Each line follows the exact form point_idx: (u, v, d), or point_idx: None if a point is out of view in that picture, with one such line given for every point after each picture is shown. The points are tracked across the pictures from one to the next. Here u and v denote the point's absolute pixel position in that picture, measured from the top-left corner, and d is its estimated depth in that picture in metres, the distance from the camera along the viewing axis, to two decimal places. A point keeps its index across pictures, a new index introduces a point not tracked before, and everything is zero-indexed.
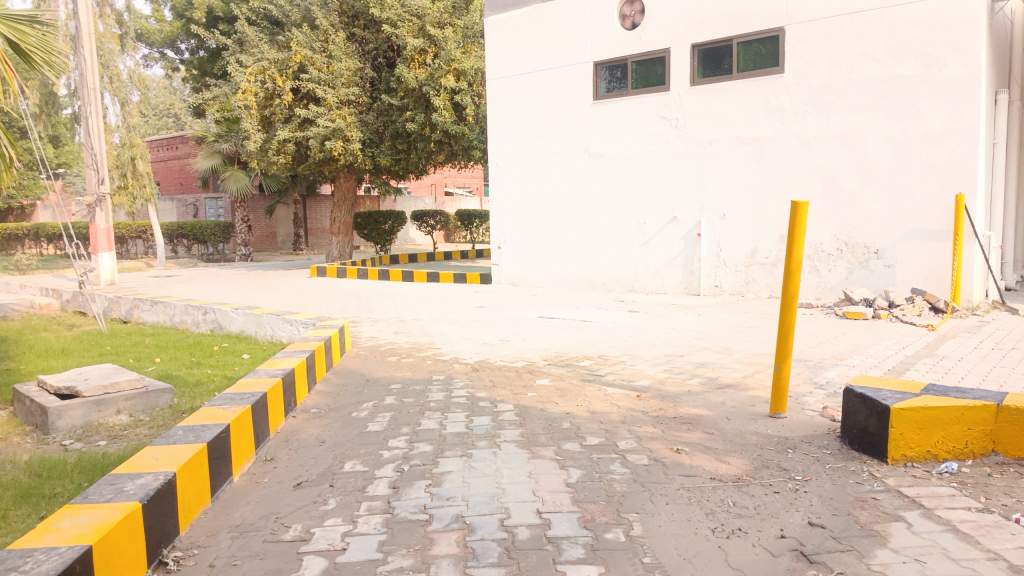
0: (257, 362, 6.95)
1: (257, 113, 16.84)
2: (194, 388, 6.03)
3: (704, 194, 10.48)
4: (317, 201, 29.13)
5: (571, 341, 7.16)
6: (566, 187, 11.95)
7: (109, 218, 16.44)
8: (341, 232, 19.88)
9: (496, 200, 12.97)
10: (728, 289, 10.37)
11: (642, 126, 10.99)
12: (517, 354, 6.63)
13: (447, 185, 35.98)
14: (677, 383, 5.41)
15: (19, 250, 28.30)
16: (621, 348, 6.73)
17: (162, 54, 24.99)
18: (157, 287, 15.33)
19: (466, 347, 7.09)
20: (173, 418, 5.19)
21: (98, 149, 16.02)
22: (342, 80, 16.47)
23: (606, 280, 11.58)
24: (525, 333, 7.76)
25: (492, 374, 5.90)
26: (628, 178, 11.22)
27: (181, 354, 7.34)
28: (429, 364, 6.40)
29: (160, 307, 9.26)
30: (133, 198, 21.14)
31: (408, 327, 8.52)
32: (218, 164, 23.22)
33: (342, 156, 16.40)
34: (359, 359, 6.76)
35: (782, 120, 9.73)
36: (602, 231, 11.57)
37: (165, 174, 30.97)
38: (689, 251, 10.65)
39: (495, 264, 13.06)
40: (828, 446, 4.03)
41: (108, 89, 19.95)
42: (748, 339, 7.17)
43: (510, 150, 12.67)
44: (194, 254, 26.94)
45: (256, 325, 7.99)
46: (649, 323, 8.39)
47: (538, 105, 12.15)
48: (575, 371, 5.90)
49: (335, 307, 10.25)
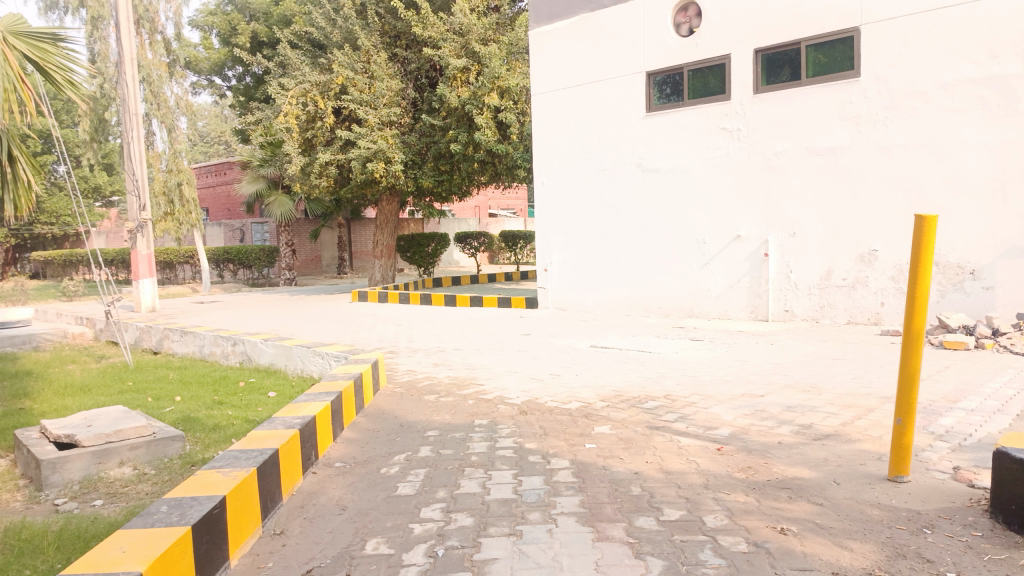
0: (283, 400, 6.31)
1: (299, 136, 16.48)
2: (212, 433, 5.40)
3: (770, 210, 9.60)
4: (361, 224, 28.88)
5: (631, 377, 6.36)
6: (617, 205, 11.18)
7: (150, 244, 16.22)
8: (384, 255, 19.41)
9: (542, 220, 12.24)
10: (800, 315, 9.42)
11: (699, 138, 10.19)
12: (570, 393, 5.85)
13: (491, 207, 35.46)
14: (763, 435, 4.56)
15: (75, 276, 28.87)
16: (689, 387, 5.90)
17: (210, 81, 25.16)
18: (197, 314, 14.99)
19: (512, 384, 6.34)
20: (181, 472, 4.54)
21: (140, 175, 15.89)
22: (383, 100, 16.03)
23: (663, 304, 10.73)
24: (578, 367, 6.99)
25: (543, 419, 5.14)
26: (685, 195, 10.40)
27: (204, 391, 6.74)
28: (470, 405, 5.67)
29: (190, 337, 8.76)
30: (179, 223, 20.95)
31: (448, 359, 7.82)
32: (262, 188, 23.10)
33: (383, 178, 15.88)
34: (394, 398, 6.07)
35: (858, 127, 8.82)
36: (657, 252, 10.74)
37: (213, 200, 31.19)
38: (755, 272, 9.74)
39: (542, 287, 12.31)
40: (978, 525, 3.16)
41: (156, 116, 19.98)
42: (836, 374, 6.25)
43: (557, 167, 11.95)
44: (240, 278, 26.87)
45: (286, 358, 7.38)
46: (717, 355, 7.52)
47: (587, 118, 11.44)
48: (639, 415, 5.11)
49: (373, 337, 9.61)
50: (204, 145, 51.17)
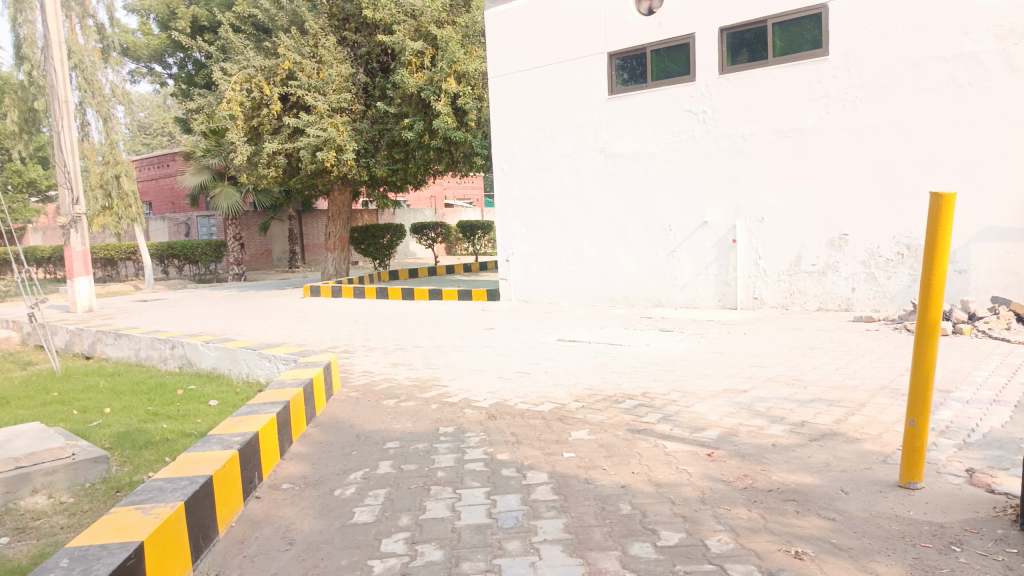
0: (226, 409, 5.73)
1: (244, 124, 15.64)
2: (145, 449, 4.81)
3: (738, 195, 9.30)
4: (313, 216, 27.99)
5: (605, 374, 5.96)
6: (580, 192, 10.77)
7: (84, 240, 15.25)
8: (337, 248, 18.70)
9: (501, 209, 11.77)
10: (769, 303, 9.16)
11: (664, 121, 9.83)
12: (541, 394, 5.42)
13: (447, 197, 34.81)
14: (756, 437, 4.20)
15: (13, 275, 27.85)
16: (668, 383, 5.52)
17: (150, 69, 23.95)
18: (137, 313, 14.14)
19: (477, 385, 5.88)
20: (104, 500, 3.94)
21: (71, 166, 14.89)
22: (333, 86, 15.29)
23: (628, 294, 10.38)
24: (548, 363, 6.56)
25: (514, 425, 4.69)
26: (650, 180, 10.05)
27: (138, 401, 6.10)
28: (433, 411, 5.19)
29: (124, 341, 8.06)
30: (118, 218, 19.89)
31: (407, 358, 7.30)
32: (207, 180, 22.14)
33: (334, 167, 15.18)
34: (349, 404, 5.55)
35: (827, 108, 8.56)
36: (622, 240, 10.37)
37: (156, 193, 29.87)
38: (723, 259, 9.44)
39: (502, 278, 11.86)
40: (1012, 539, 2.81)
41: (91, 104, 18.83)
42: (820, 365, 5.95)
43: (516, 153, 11.48)
44: (186, 274, 25.76)
45: (230, 361, 6.79)
46: (691, 346, 7.17)
47: (546, 102, 10.99)
48: (619, 418, 4.72)
49: (326, 335, 9.03)
50: (146, 137, 49.22)
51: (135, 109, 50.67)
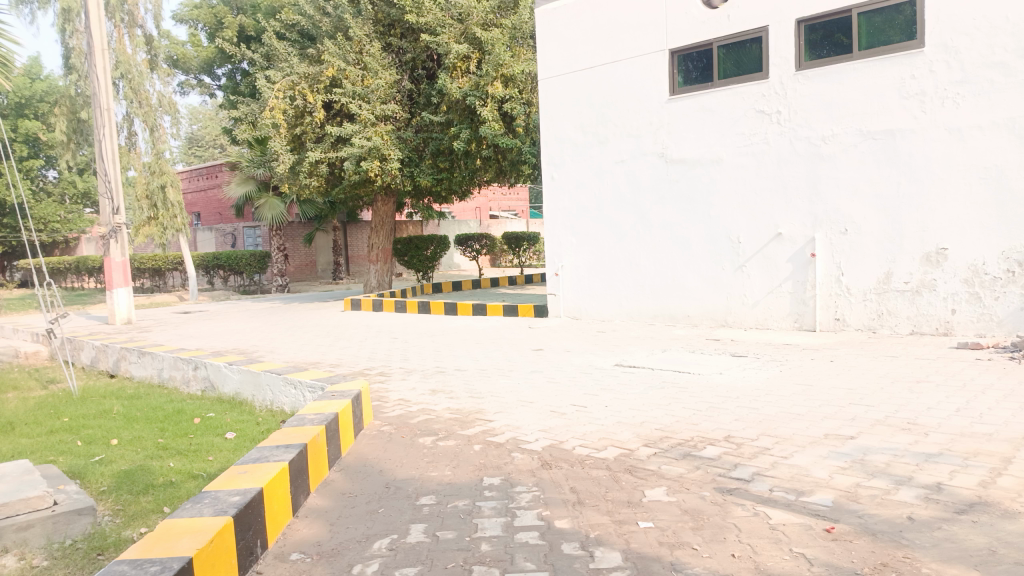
0: (244, 444, 5.04)
1: (287, 132, 15.18)
2: (142, 494, 4.13)
3: (816, 204, 8.35)
4: (357, 227, 27.67)
5: (676, 410, 5.13)
6: (637, 201, 9.94)
7: (124, 251, 14.96)
8: (380, 259, 18.15)
9: (551, 220, 10.99)
10: (853, 325, 8.18)
11: (732, 123, 8.96)
12: (603, 436, 4.61)
13: (492, 208, 34.21)
14: (882, 506, 3.32)
15: (67, 285, 28.38)
16: (754, 425, 4.66)
17: (199, 80, 23.94)
18: (175, 326, 13.75)
19: (528, 420, 5.09)
20: (83, 565, 3.26)
21: (113, 175, 14.66)
22: (377, 94, 14.72)
23: (689, 312, 9.49)
24: (607, 395, 5.74)
25: (573, 478, 3.89)
26: (715, 188, 9.17)
27: (150, 431, 5.47)
28: (477, 453, 4.43)
29: (147, 359, 7.52)
30: (164, 228, 19.61)
31: (448, 384, 6.56)
32: (252, 191, 21.97)
33: (378, 177, 14.61)
34: (380, 442, 4.81)
35: (922, 106, 7.57)
36: (684, 253, 9.49)
37: (204, 204, 29.95)
38: (799, 275, 8.48)
39: (552, 294, 11.08)
40: None
41: (138, 115, 18.72)
42: (937, 404, 4.98)
43: (568, 160, 10.70)
44: (231, 285, 25.60)
45: (253, 386, 6.14)
46: (772, 376, 6.26)
47: (601, 105, 10.20)
48: (702, 472, 3.88)
49: (362, 355, 8.37)
50: (199, 149, 50.07)
51: (187, 121, 51.62)
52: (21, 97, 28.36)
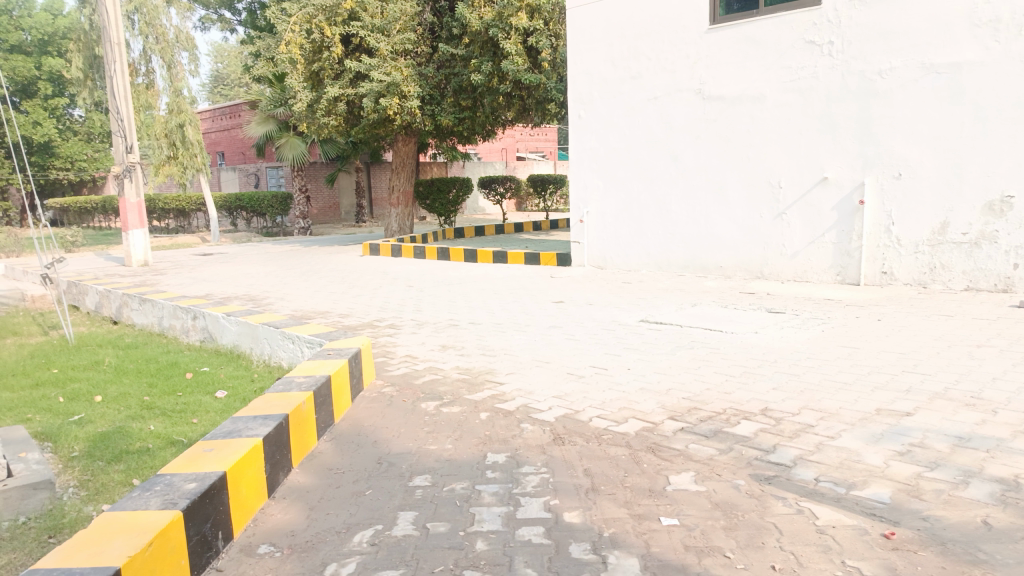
0: (232, 403, 4.66)
1: (304, 68, 14.48)
2: (113, 463, 3.77)
3: (868, 146, 7.61)
4: (380, 168, 27.13)
5: (707, 376, 4.62)
6: (669, 142, 9.24)
7: (139, 191, 14.62)
8: (401, 203, 17.63)
9: (577, 162, 10.33)
10: (902, 280, 7.52)
11: (778, 55, 8.17)
12: (624, 406, 4.13)
13: (518, 149, 33.38)
14: (950, 506, 2.81)
15: (94, 225, 28.41)
16: (795, 396, 4.15)
17: (219, 15, 23.22)
18: (191, 269, 13.47)
19: (542, 385, 4.62)
20: (29, 547, 2.89)
21: (125, 113, 14.15)
22: (396, 26, 13.89)
23: (722, 262, 8.88)
24: (631, 356, 5.24)
25: (588, 457, 3.43)
26: (756, 127, 8.44)
27: (137, 387, 5.10)
28: (483, 423, 3.98)
29: (148, 307, 7.17)
30: (184, 168, 19.18)
31: (459, 340, 6.10)
32: (272, 130, 21.44)
33: (397, 116, 13.93)
34: (379, 407, 4.38)
35: (995, 36, 6.74)
36: (719, 200, 8.82)
37: (228, 143, 29.50)
38: (844, 225, 7.80)
39: (576, 241, 10.48)
40: None
41: (155, 51, 18.15)
42: (1004, 375, 4.41)
43: (597, 96, 9.96)
44: (254, 227, 25.34)
45: (251, 339, 5.75)
46: (812, 336, 5.70)
47: (633, 36, 9.40)
48: (736, 455, 3.38)
49: (374, 305, 7.95)
50: (224, 88, 49.65)
51: (212, 59, 51.21)
52: (43, 33, 27.97)
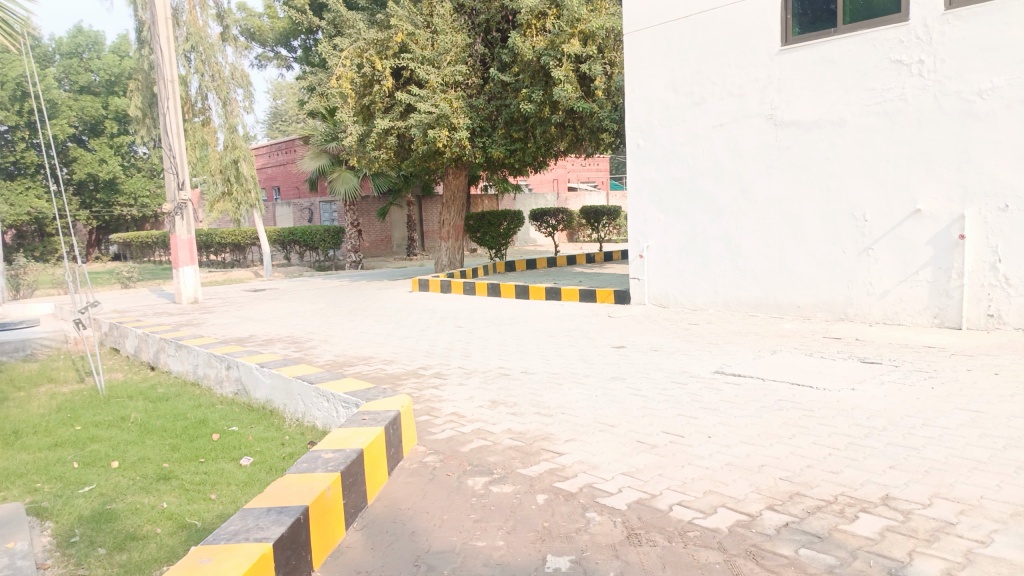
0: (258, 474, 4.13)
1: (355, 102, 14.25)
2: (114, 553, 3.25)
3: (967, 173, 6.79)
4: (432, 201, 26.99)
5: (806, 449, 3.90)
6: (738, 171, 8.55)
7: (190, 228, 14.54)
8: (451, 236, 17.22)
9: (636, 194, 9.70)
10: (1012, 323, 6.60)
11: (860, 76, 7.43)
12: (710, 489, 3.45)
13: (570, 180, 32.99)
14: None
15: (154, 259, 28.98)
16: (921, 482, 3.40)
17: (275, 52, 23.53)
18: (239, 307, 13.23)
19: (608, 457, 3.97)
20: None
21: (177, 150, 14.14)
22: (447, 58, 13.55)
23: (800, 301, 8.09)
24: (710, 419, 4.54)
25: (673, 565, 2.76)
26: (836, 154, 7.69)
27: (159, 451, 4.63)
28: (541, 510, 3.34)
29: (183, 353, 6.79)
30: (238, 204, 19.19)
31: (512, 394, 5.49)
32: (325, 165, 21.46)
33: (447, 148, 13.55)
34: (419, 484, 3.78)
35: None
36: (795, 233, 8.07)
37: (283, 178, 29.81)
38: (941, 261, 6.96)
39: (636, 278, 9.80)
40: None
41: (210, 88, 18.34)
42: None
43: (657, 124, 9.34)
44: (306, 261, 25.34)
45: (285, 394, 5.25)
46: (920, 394, 4.91)
47: (697, 60, 8.79)
48: (863, 568, 2.67)
49: (420, 350, 7.41)
50: (282, 124, 50.93)
51: (271, 96, 52.91)
52: (110, 74, 28.91)
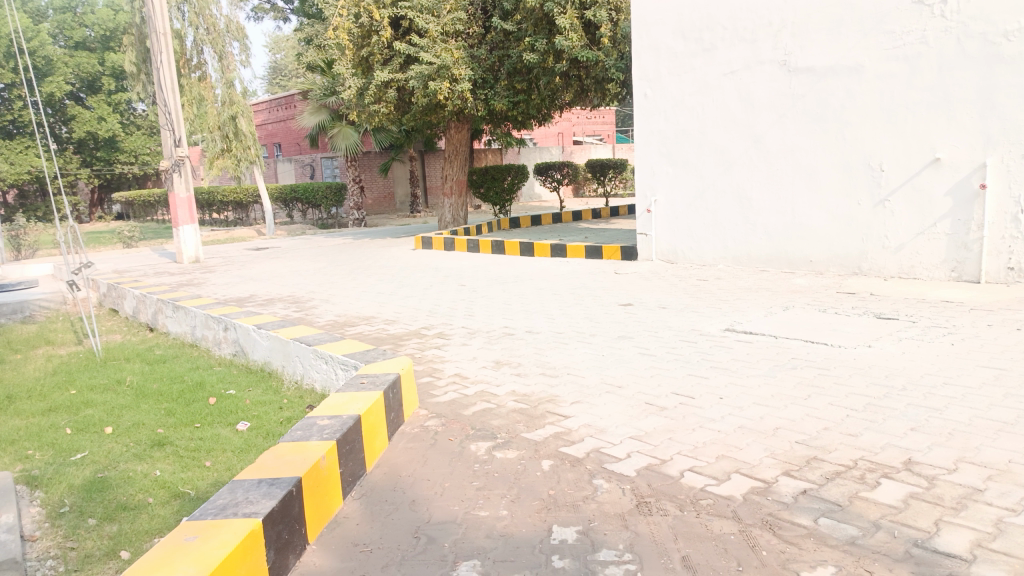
0: (255, 439, 4.00)
1: (353, 54, 13.84)
2: (104, 524, 3.14)
3: (991, 121, 6.49)
4: (435, 157, 26.59)
5: (822, 411, 3.75)
6: (750, 121, 8.25)
7: (189, 186, 14.30)
8: (454, 193, 16.94)
9: (643, 147, 9.40)
10: None
11: (879, 18, 7.08)
12: (723, 454, 3.30)
13: (575, 133, 32.45)
14: None
15: (157, 218, 28.77)
16: (946, 446, 3.24)
17: (272, 4, 22.93)
18: (240, 266, 13.07)
19: (616, 420, 3.82)
20: None
21: (173, 106, 13.80)
22: (447, 6, 13.11)
23: (813, 256, 7.87)
24: (722, 380, 4.38)
25: (686, 537, 2.63)
26: (852, 102, 7.38)
27: (154, 415, 4.51)
28: (546, 478, 3.20)
29: (181, 314, 6.65)
30: (238, 160, 18.85)
31: (516, 355, 5.34)
32: (325, 120, 21.06)
33: (448, 101, 13.20)
34: (419, 449, 3.64)
35: None
36: (809, 185, 7.80)
37: (284, 134, 29.37)
38: (961, 213, 6.72)
39: (643, 233, 9.57)
40: None
41: (206, 42, 17.88)
42: None
43: (665, 73, 8.98)
44: (309, 219, 25.10)
45: (283, 357, 5.11)
46: (939, 352, 4.73)
47: (707, 4, 8.40)
48: (886, 539, 2.53)
49: (423, 310, 7.26)
50: (282, 80, 50.14)
51: (270, 51, 52.01)
52: (105, 30, 28.26)
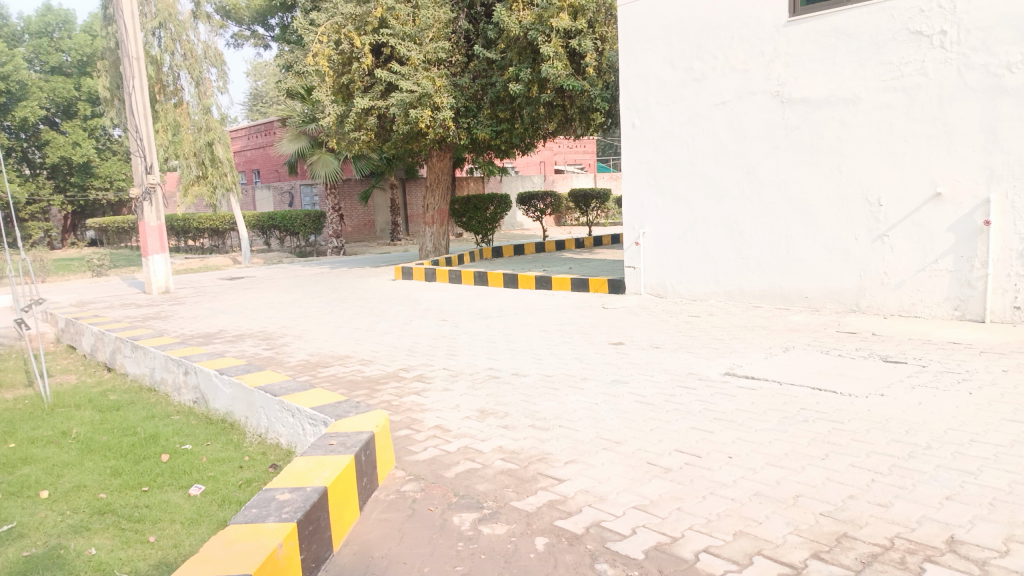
0: (209, 508, 3.54)
1: (333, 81, 13.50)
2: None
3: (994, 154, 6.26)
4: (416, 185, 26.27)
5: (845, 475, 3.37)
6: (742, 152, 7.99)
7: (159, 214, 13.82)
8: (435, 221, 16.59)
9: (631, 177, 9.12)
10: None
11: (875, 49, 6.87)
12: (742, 530, 2.90)
13: (556, 161, 32.31)
14: None
15: (130, 245, 28.08)
16: (990, 521, 2.87)
17: (252, 31, 22.68)
18: (212, 297, 12.56)
19: (617, 486, 3.41)
20: None
21: (144, 133, 13.34)
22: (429, 34, 12.87)
23: (809, 292, 7.57)
24: (730, 435, 4.00)
25: None
26: (849, 134, 7.14)
27: (98, 476, 4.03)
28: (541, 562, 2.77)
29: (139, 354, 6.16)
30: (213, 188, 18.46)
31: (502, 402, 4.92)
32: (303, 147, 20.69)
33: (430, 129, 12.89)
34: (395, 522, 3.20)
35: None
36: (804, 219, 7.53)
37: (263, 161, 28.94)
38: (964, 249, 6.46)
39: (631, 266, 9.24)
40: None
41: (182, 68, 17.47)
42: None
43: (654, 102, 8.73)
44: (287, 247, 24.59)
45: (247, 407, 4.65)
46: (959, 401, 4.39)
47: (697, 33, 8.19)
48: None
49: (402, 349, 6.82)
50: (263, 106, 49.79)
51: (251, 77, 51.73)
52: (81, 55, 27.76)
